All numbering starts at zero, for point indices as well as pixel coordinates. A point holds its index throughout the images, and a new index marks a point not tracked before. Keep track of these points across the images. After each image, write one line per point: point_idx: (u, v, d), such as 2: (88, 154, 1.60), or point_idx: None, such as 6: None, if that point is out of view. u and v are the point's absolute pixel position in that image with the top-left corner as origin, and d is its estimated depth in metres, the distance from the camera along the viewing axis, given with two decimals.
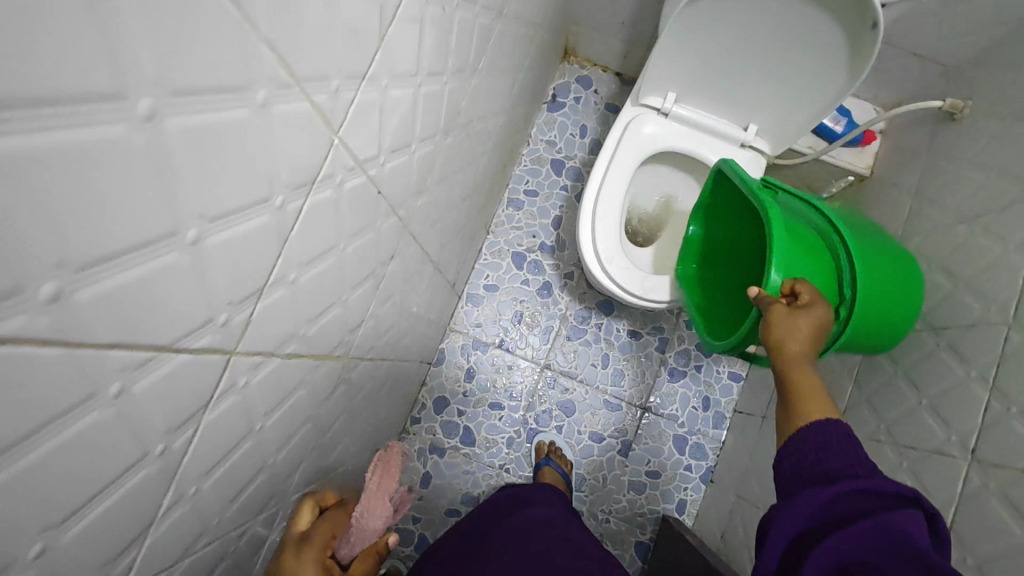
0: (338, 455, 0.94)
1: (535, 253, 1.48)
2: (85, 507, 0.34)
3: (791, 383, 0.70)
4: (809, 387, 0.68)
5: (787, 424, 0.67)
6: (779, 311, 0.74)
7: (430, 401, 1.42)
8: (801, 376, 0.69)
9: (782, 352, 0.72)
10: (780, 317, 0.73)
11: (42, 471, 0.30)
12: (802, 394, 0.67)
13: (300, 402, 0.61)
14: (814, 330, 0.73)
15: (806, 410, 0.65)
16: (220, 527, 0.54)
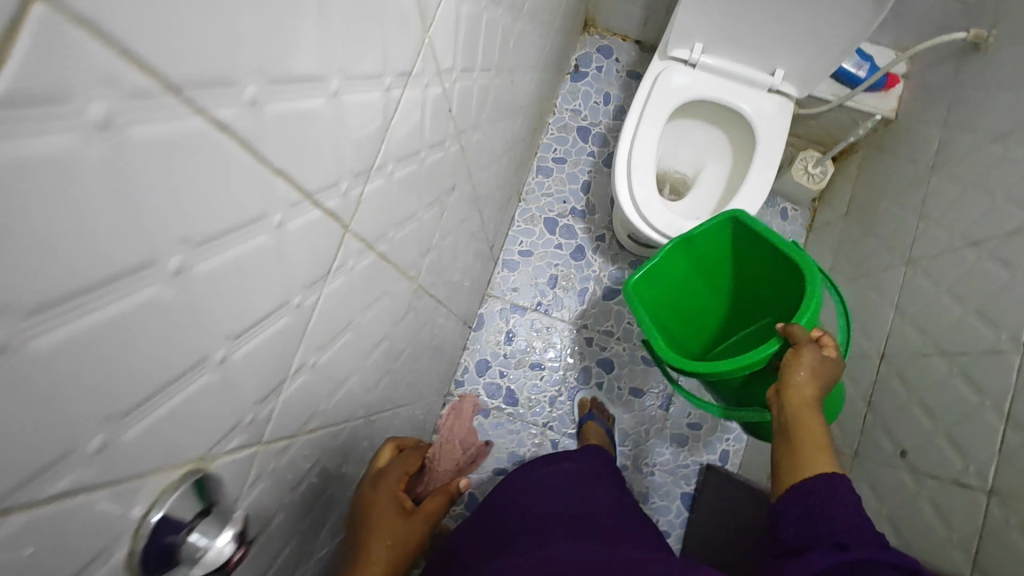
0: (403, 397, 0.99)
1: (567, 217, 1.53)
2: (254, 329, 0.37)
3: (800, 430, 0.69)
4: (813, 434, 0.68)
5: (788, 466, 0.66)
6: (803, 356, 0.76)
7: (472, 365, 1.46)
8: (807, 421, 0.70)
9: (797, 395, 0.73)
10: (801, 362, 0.75)
11: (231, 268, 0.32)
12: (809, 442, 0.67)
13: (383, 314, 0.65)
14: (827, 384, 0.75)
15: (809, 456, 0.65)
16: (324, 418, 0.58)
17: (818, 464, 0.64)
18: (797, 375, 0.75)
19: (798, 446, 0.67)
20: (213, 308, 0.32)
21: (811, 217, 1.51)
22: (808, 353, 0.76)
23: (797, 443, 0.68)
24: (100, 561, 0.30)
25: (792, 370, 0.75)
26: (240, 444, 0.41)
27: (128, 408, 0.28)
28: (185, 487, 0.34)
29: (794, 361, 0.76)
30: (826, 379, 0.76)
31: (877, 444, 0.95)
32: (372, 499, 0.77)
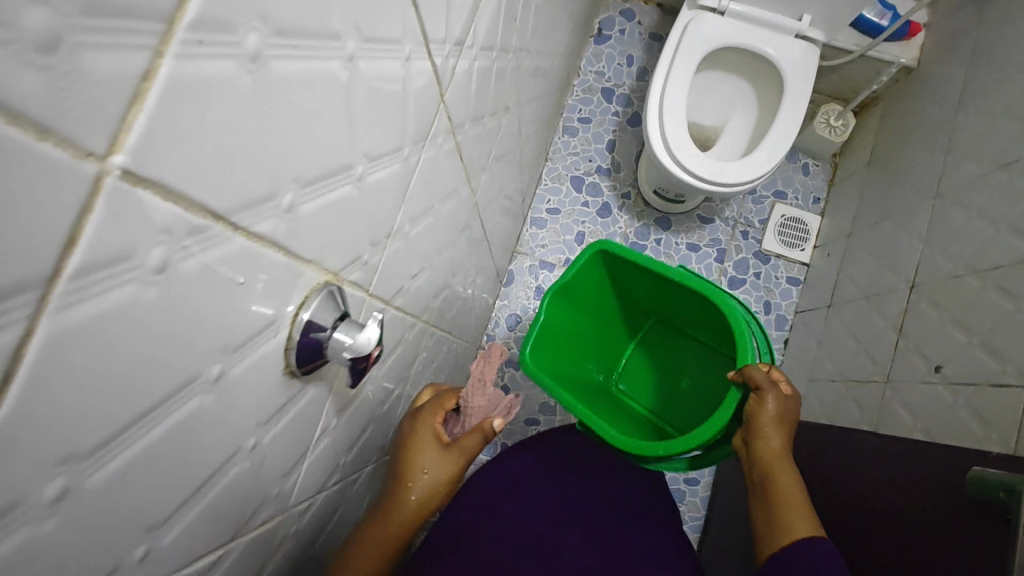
0: (451, 330, 1.02)
1: (593, 175, 1.56)
2: (381, 159, 0.41)
3: (777, 487, 0.69)
4: (789, 493, 0.68)
5: (767, 527, 0.67)
6: (763, 406, 0.76)
7: (503, 319, 1.49)
8: (783, 476, 0.70)
9: (769, 450, 0.73)
10: (764, 413, 0.75)
11: (378, 82, 0.36)
12: (787, 504, 0.67)
13: (449, 217, 0.69)
14: (793, 432, 0.76)
15: (789, 520, 0.65)
16: (403, 304, 0.61)
17: (799, 530, 0.63)
18: (767, 429, 0.75)
19: (779, 507, 0.67)
20: (364, 119, 0.35)
21: (832, 172, 1.54)
22: (773, 399, 0.76)
23: (779, 503, 0.67)
24: (271, 332, 0.34)
25: (760, 422, 0.76)
26: (356, 280, 0.44)
27: (309, 179, 0.31)
28: (326, 293, 0.38)
29: (760, 413, 0.76)
30: (791, 425, 0.77)
31: (910, 366, 0.98)
32: (409, 442, 0.71)
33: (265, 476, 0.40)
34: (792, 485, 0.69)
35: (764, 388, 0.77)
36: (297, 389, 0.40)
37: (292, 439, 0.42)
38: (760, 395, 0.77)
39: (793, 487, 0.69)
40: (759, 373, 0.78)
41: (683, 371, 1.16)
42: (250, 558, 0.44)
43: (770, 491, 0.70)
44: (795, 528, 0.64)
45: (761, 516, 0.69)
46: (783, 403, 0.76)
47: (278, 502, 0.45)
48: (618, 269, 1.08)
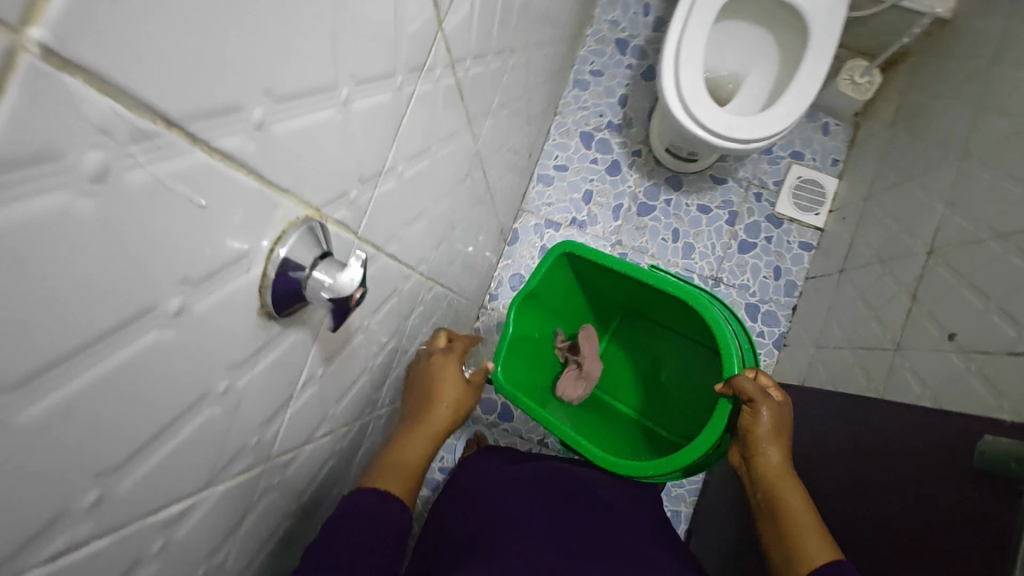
0: (452, 286, 0.99)
1: (603, 132, 1.50)
2: (368, 85, 0.38)
3: (784, 506, 0.69)
4: (797, 509, 0.68)
5: (780, 547, 0.67)
6: (756, 420, 0.76)
7: (506, 279, 1.46)
8: (789, 492, 0.70)
9: (769, 465, 0.74)
10: (760, 427, 0.76)
11: None
12: (797, 521, 0.67)
13: (447, 162, 0.65)
14: (788, 441, 0.76)
15: (802, 538, 0.65)
16: (397, 252, 0.58)
17: (816, 548, 0.64)
18: (765, 445, 0.75)
19: (790, 526, 0.67)
20: (346, 35, 0.33)
21: (853, 132, 1.48)
22: (767, 413, 0.76)
23: (788, 522, 0.67)
24: (243, 267, 0.31)
25: (756, 438, 0.76)
26: (342, 220, 0.42)
27: (282, 94, 0.29)
28: (304, 228, 0.35)
29: (755, 429, 0.76)
30: (785, 435, 0.77)
31: (922, 333, 0.95)
32: (431, 375, 0.79)
33: (242, 423, 0.38)
34: (799, 501, 0.69)
35: (758, 402, 0.76)
36: (274, 331, 0.37)
37: (271, 385, 0.40)
38: (753, 408, 0.77)
39: (800, 502, 0.69)
40: (751, 386, 0.78)
41: (654, 364, 1.15)
42: (235, 509, 0.42)
43: (776, 508, 0.70)
44: (809, 547, 0.64)
45: (772, 536, 0.69)
46: (776, 415, 0.76)
47: (261, 451, 0.43)
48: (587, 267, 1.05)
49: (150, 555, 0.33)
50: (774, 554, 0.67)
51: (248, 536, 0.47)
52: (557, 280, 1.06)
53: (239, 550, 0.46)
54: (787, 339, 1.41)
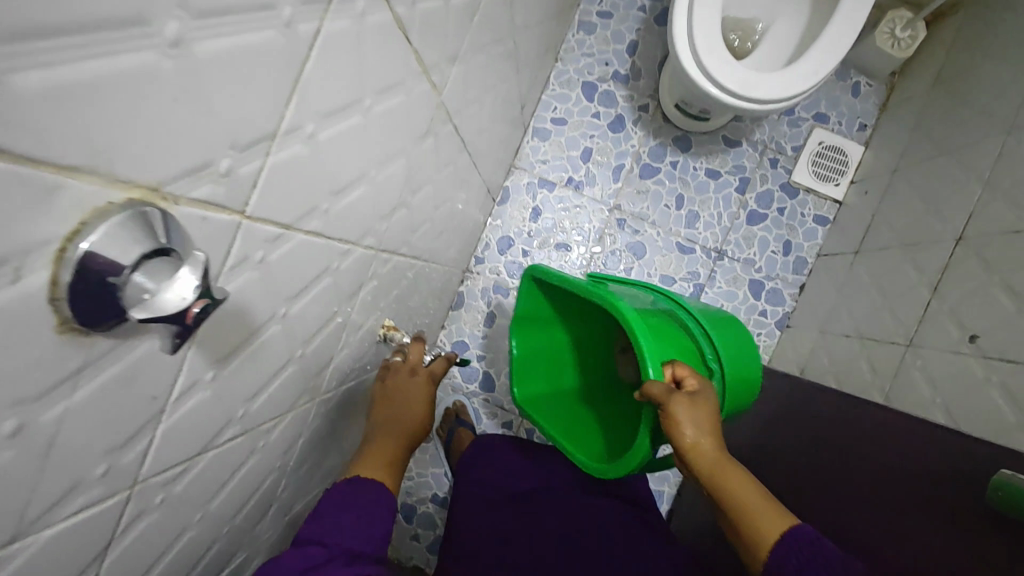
0: (420, 254, 0.90)
1: (607, 83, 1.36)
2: (221, 17, 0.28)
3: (727, 496, 0.65)
4: (741, 491, 0.64)
5: (738, 535, 0.63)
6: (673, 415, 0.70)
7: (494, 241, 1.36)
8: (726, 474, 0.66)
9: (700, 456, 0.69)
10: (679, 421, 0.70)
11: None
12: (742, 504, 0.63)
13: (394, 117, 0.55)
14: (712, 421, 0.71)
15: (755, 524, 0.61)
16: (323, 227, 0.49)
17: (768, 529, 0.60)
18: (688, 437, 0.69)
19: (739, 518, 0.63)
20: None
21: (887, 94, 1.33)
22: (682, 408, 0.70)
23: (735, 514, 0.63)
24: (3, 276, 0.22)
25: (680, 433, 0.70)
26: (206, 197, 0.32)
27: (26, 30, 0.19)
28: (121, 216, 0.26)
29: (675, 424, 0.70)
30: (709, 417, 0.72)
31: (940, 332, 0.85)
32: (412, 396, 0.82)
33: (65, 456, 0.30)
34: (740, 485, 0.65)
35: (668, 404, 0.70)
36: (100, 345, 0.29)
37: (116, 404, 0.32)
38: (667, 409, 0.71)
39: (740, 485, 0.65)
40: (655, 387, 0.72)
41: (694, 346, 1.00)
42: (84, 543, 0.35)
43: (721, 499, 0.65)
44: (760, 531, 0.61)
45: (728, 530, 0.65)
46: (689, 403, 0.71)
47: (117, 477, 0.35)
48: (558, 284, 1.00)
49: None
50: (737, 548, 0.64)
51: (120, 561, 0.40)
52: (547, 297, 1.03)
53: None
54: (790, 321, 1.32)
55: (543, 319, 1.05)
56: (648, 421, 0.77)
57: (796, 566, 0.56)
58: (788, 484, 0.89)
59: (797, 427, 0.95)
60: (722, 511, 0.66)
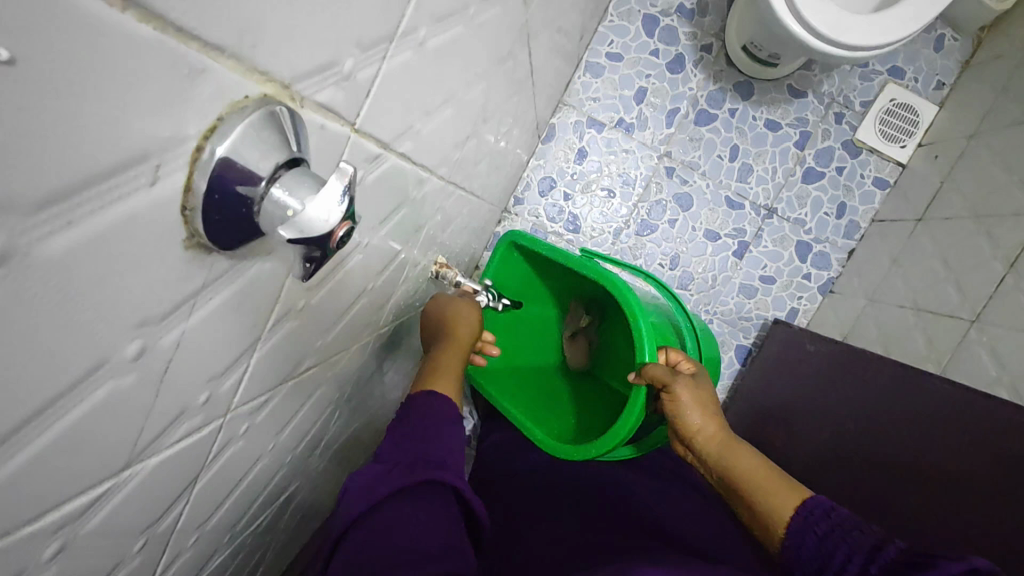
0: (473, 192, 0.85)
1: (671, 17, 1.23)
2: None
3: (736, 477, 0.55)
4: (753, 470, 0.54)
5: (753, 520, 0.52)
6: (674, 396, 0.61)
7: (535, 181, 1.27)
8: (738, 457, 0.56)
9: (707, 439, 0.59)
10: (683, 401, 0.60)
11: None
12: (756, 482, 0.53)
13: (479, 32, 0.47)
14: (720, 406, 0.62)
15: (770, 499, 0.51)
16: (412, 150, 0.45)
17: (783, 502, 0.50)
18: (693, 419, 0.60)
19: (753, 501, 0.52)
20: None
21: (972, 51, 1.19)
22: (685, 389, 0.61)
23: (748, 496, 0.53)
24: (143, 175, 0.19)
25: (684, 416, 0.60)
26: (327, 103, 0.28)
27: None
28: (257, 114, 0.22)
29: (679, 407, 0.60)
30: (714, 401, 0.62)
31: (1012, 309, 0.82)
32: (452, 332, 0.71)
33: (175, 385, 0.27)
34: (752, 465, 0.55)
35: (671, 385, 0.60)
36: (218, 265, 0.25)
37: (223, 327, 0.29)
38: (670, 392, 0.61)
39: (753, 466, 0.54)
40: (655, 367, 0.62)
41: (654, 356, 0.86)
42: (183, 469, 0.33)
43: (734, 484, 0.55)
44: (774, 506, 0.50)
45: (743, 517, 0.54)
46: (693, 384, 0.62)
47: (214, 406, 0.33)
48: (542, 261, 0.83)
49: (41, 564, 0.24)
50: (755, 535, 0.53)
51: (208, 487, 0.38)
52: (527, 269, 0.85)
53: (196, 504, 0.38)
54: (835, 286, 1.24)
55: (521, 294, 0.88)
56: (640, 399, 0.64)
57: (815, 542, 0.45)
58: (825, 449, 0.87)
59: (838, 391, 0.93)
60: (736, 498, 0.55)
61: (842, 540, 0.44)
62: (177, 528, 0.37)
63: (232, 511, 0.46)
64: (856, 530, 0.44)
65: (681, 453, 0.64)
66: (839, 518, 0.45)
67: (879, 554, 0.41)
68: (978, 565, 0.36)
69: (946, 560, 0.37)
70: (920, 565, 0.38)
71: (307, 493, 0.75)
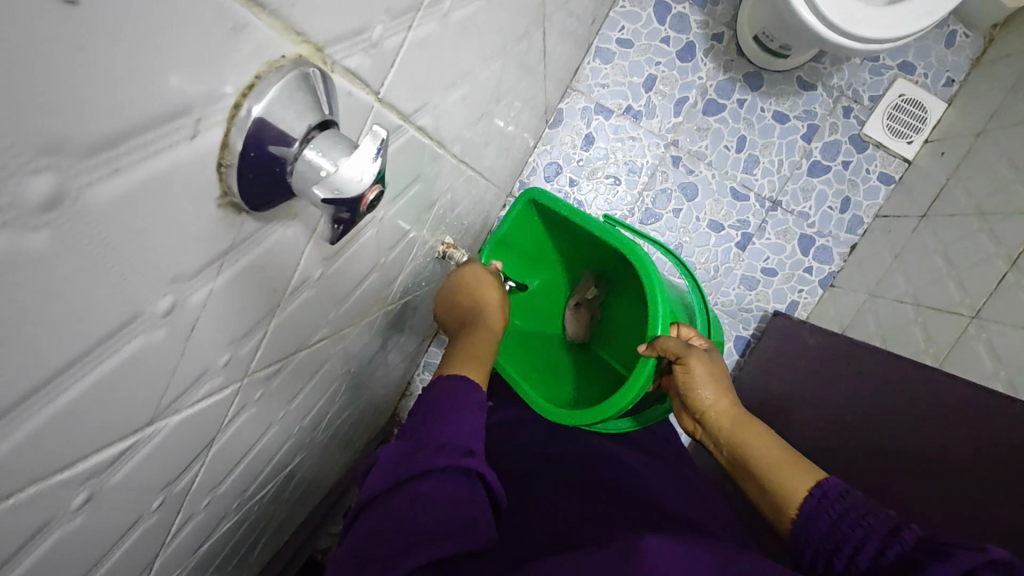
0: (482, 173, 0.85)
1: (683, 4, 1.22)
2: None
3: (749, 455, 0.56)
4: (766, 448, 0.55)
5: (765, 497, 0.53)
6: (688, 370, 0.61)
7: (541, 166, 1.27)
8: (750, 435, 0.57)
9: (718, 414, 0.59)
10: (697, 376, 0.60)
11: None
12: (769, 460, 0.54)
13: (495, 9, 0.47)
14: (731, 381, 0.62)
15: (783, 478, 0.52)
16: (429, 125, 0.45)
17: (797, 482, 0.51)
18: (707, 393, 0.60)
19: (765, 477, 0.53)
20: None
21: (984, 48, 1.18)
22: (698, 362, 0.61)
23: (760, 473, 0.54)
24: (184, 129, 0.19)
25: (696, 391, 0.60)
26: (355, 69, 0.28)
27: None
28: (293, 72, 0.22)
29: (693, 381, 0.60)
30: (726, 376, 0.63)
31: (1012, 306, 0.82)
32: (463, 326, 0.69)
33: (200, 344, 0.27)
34: (764, 443, 0.55)
35: (684, 357, 0.60)
36: (246, 226, 0.26)
37: (246, 289, 0.29)
38: (683, 365, 0.61)
39: (765, 443, 0.55)
40: (669, 340, 0.61)
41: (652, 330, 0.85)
42: (203, 430, 0.33)
43: (746, 461, 0.56)
44: (788, 486, 0.51)
45: (752, 492, 0.55)
46: (707, 357, 0.62)
47: (234, 369, 0.33)
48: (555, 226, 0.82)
49: (68, 513, 0.24)
50: (763, 510, 0.54)
51: (223, 450, 0.39)
52: (539, 231, 0.84)
53: (211, 468, 0.38)
54: (835, 280, 1.25)
55: (526, 256, 0.86)
56: (647, 367, 0.64)
57: (828, 525, 0.46)
58: (822, 440, 0.88)
59: (837, 383, 0.94)
60: (746, 474, 0.56)
61: (857, 524, 0.44)
62: (193, 490, 0.37)
63: (242, 477, 0.47)
64: (870, 513, 0.44)
65: (689, 427, 0.64)
66: (853, 501, 0.46)
67: (896, 540, 0.42)
68: (996, 555, 0.37)
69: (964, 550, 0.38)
70: (937, 552, 0.39)
71: (309, 468, 0.76)
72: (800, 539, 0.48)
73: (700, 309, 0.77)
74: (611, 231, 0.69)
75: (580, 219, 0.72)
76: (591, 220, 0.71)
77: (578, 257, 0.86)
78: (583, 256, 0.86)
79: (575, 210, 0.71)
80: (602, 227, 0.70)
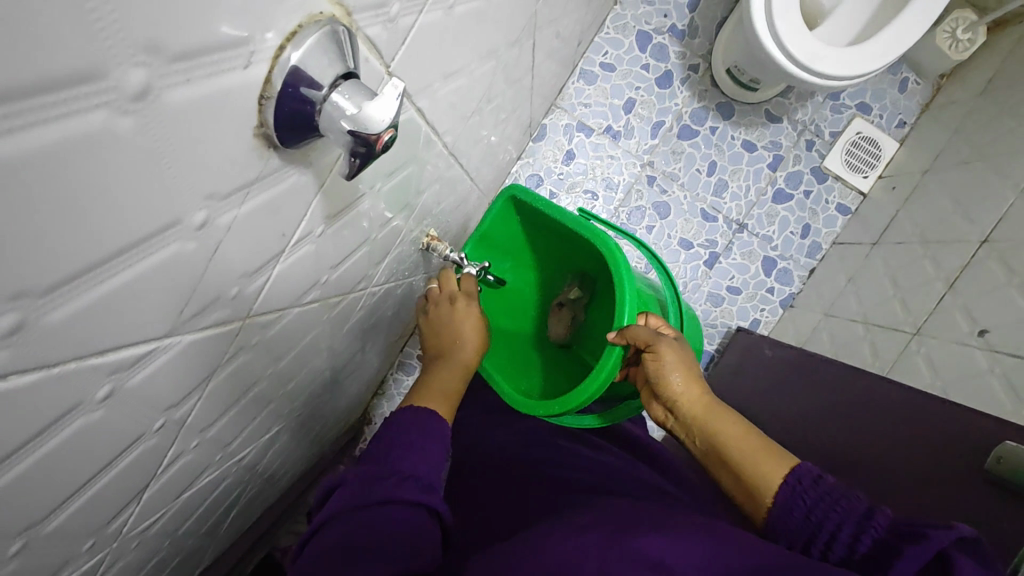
0: (468, 173, 0.90)
1: (663, 35, 1.31)
2: None
3: (721, 445, 0.58)
4: (738, 438, 0.58)
5: (740, 486, 0.56)
6: (659, 360, 0.64)
7: (523, 177, 1.32)
8: (721, 425, 0.60)
9: (690, 404, 0.62)
10: (669, 365, 0.63)
11: None
12: (743, 451, 0.56)
13: (492, 13, 0.53)
14: (700, 371, 0.65)
15: (757, 468, 0.54)
16: (427, 109, 0.49)
17: (770, 471, 0.54)
18: (679, 383, 0.63)
19: (738, 466, 0.56)
20: None
21: (932, 96, 1.29)
22: (669, 350, 0.64)
23: (734, 461, 0.56)
24: (240, 58, 0.23)
25: (668, 380, 0.63)
26: (373, 39, 0.32)
27: None
28: (329, 29, 0.26)
29: (665, 371, 0.63)
30: (694, 366, 0.66)
31: (949, 324, 0.90)
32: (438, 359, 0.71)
33: (217, 268, 0.30)
34: (736, 432, 0.58)
35: (655, 345, 0.64)
36: (272, 161, 0.29)
37: (260, 228, 0.32)
38: (653, 353, 0.64)
39: (738, 433, 0.58)
40: (640, 328, 0.65)
41: None
42: (204, 362, 0.36)
43: (719, 450, 0.59)
44: (762, 475, 0.54)
45: (726, 481, 0.58)
46: (677, 347, 0.65)
47: (240, 304, 0.36)
48: (532, 224, 0.85)
49: (92, 403, 0.27)
50: (736, 499, 0.57)
51: (214, 392, 0.41)
52: (517, 230, 0.87)
53: (203, 407, 0.41)
54: (795, 301, 1.32)
55: (505, 254, 0.90)
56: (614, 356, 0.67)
57: (804, 511, 0.49)
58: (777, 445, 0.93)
59: (792, 394, 0.99)
60: (720, 463, 0.59)
61: (832, 511, 0.47)
62: (187, 424, 0.39)
63: (225, 431, 0.49)
64: (843, 499, 0.47)
65: (661, 417, 0.67)
66: (827, 485, 0.49)
67: (871, 525, 0.44)
68: (964, 533, 0.40)
69: (936, 530, 0.40)
70: (912, 535, 0.41)
71: (280, 447, 0.77)
72: (780, 526, 0.50)
73: (672, 302, 0.82)
74: (586, 224, 0.73)
75: (558, 215, 0.76)
76: (568, 216, 0.75)
77: (555, 257, 0.90)
78: (560, 257, 0.90)
79: (553, 206, 0.75)
80: (578, 222, 0.74)
